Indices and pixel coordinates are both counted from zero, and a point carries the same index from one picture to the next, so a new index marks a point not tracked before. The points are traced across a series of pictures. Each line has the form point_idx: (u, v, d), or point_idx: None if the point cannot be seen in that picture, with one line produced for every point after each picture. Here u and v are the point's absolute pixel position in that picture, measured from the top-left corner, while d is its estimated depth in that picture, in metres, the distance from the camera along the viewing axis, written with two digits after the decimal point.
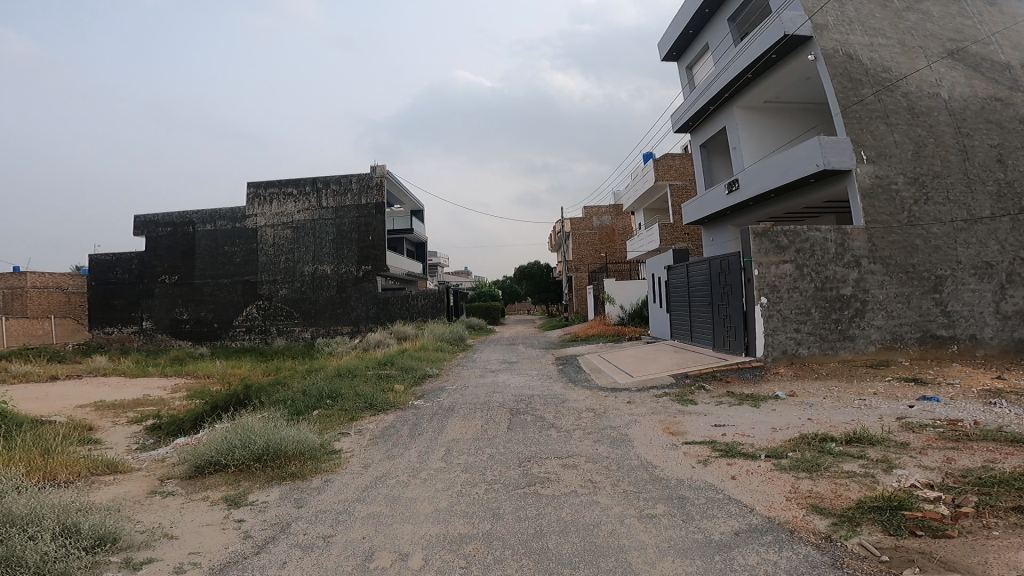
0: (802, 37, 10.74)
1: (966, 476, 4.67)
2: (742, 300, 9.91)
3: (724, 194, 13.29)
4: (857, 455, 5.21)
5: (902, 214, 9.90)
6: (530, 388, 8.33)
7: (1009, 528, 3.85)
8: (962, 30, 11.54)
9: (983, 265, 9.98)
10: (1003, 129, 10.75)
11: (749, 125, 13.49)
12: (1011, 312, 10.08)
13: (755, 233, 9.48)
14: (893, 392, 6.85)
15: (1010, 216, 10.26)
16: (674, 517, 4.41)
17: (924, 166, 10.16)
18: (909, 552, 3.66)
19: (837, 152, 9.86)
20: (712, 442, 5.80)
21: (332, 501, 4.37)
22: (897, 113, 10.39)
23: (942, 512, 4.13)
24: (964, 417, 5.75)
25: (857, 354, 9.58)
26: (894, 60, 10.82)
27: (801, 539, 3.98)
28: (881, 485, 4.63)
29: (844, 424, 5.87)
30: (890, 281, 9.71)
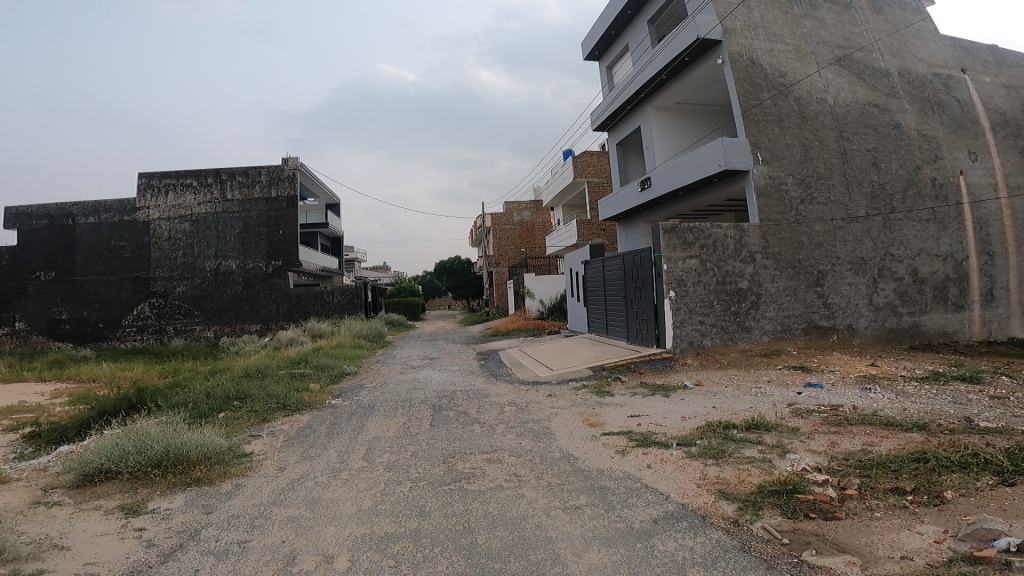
0: (712, 41, 11.30)
1: (848, 459, 5.16)
2: (653, 294, 10.34)
3: (636, 192, 13.90)
4: (756, 441, 5.56)
5: (790, 213, 10.87)
6: (453, 383, 8.19)
7: (889, 509, 4.34)
8: (849, 38, 12.61)
9: (858, 261, 11.20)
10: (879, 133, 12.07)
11: (661, 125, 14.28)
12: (882, 303, 11.35)
13: (664, 229, 9.97)
14: (785, 378, 7.48)
15: (881, 215, 11.59)
16: (596, 508, 4.60)
17: (809, 168, 11.19)
18: (806, 534, 4.05)
19: (737, 153, 10.58)
20: (628, 432, 5.96)
21: (245, 506, 4.04)
22: (788, 116, 11.35)
23: (831, 494, 4.58)
24: (845, 402, 6.25)
25: (753, 344, 10.40)
26: (789, 66, 11.69)
27: (713, 524, 4.30)
28: (777, 469, 5.04)
29: (745, 411, 6.24)
30: (780, 275, 10.64)
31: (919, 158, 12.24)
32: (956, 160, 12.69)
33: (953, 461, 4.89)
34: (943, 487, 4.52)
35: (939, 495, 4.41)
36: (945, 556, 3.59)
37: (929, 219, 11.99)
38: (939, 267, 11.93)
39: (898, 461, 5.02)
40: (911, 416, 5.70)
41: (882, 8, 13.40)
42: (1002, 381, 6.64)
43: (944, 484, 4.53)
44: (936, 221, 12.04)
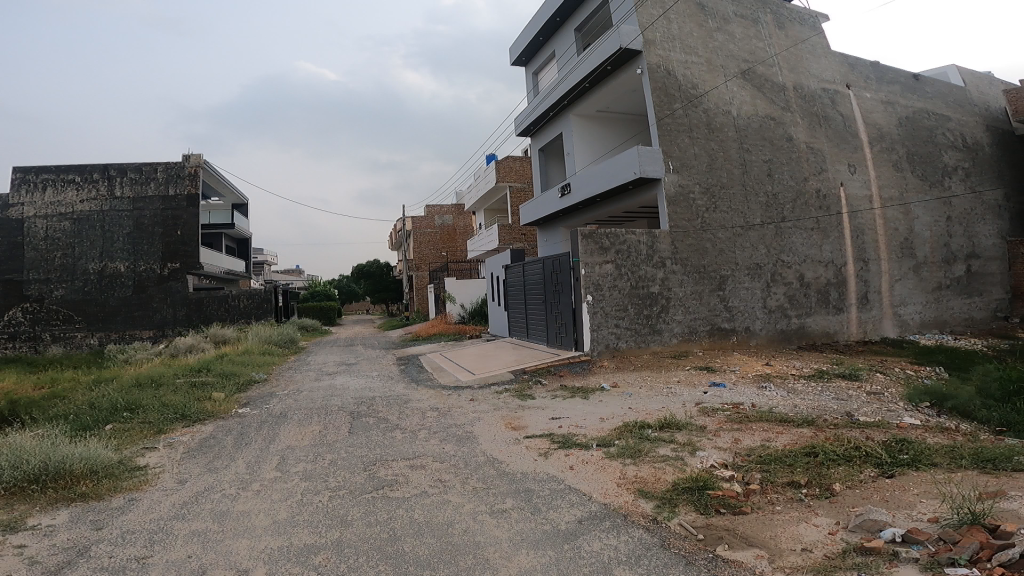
0: (632, 51, 11.57)
1: (750, 455, 5.41)
2: (573, 297, 10.62)
3: (557, 198, 14.16)
4: (669, 440, 5.77)
5: (696, 220, 11.49)
6: (372, 389, 7.82)
7: (787, 503, 4.65)
8: (755, 52, 13.13)
9: (754, 266, 12.09)
10: (774, 145, 12.80)
11: (583, 133, 14.37)
12: (775, 306, 12.34)
13: (583, 235, 10.24)
14: (692, 378, 7.89)
15: (774, 224, 12.48)
16: (523, 510, 4.56)
17: (713, 178, 11.83)
18: (718, 529, 4.28)
19: (651, 161, 11.02)
20: (550, 434, 6.00)
21: (142, 521, 3.59)
22: (697, 127, 11.88)
23: (736, 489, 4.86)
24: (745, 400, 6.70)
25: (663, 345, 10.92)
26: (701, 78, 12.16)
27: (634, 523, 4.44)
28: (689, 466, 5.24)
29: (657, 411, 6.52)
30: (687, 280, 11.27)
31: (807, 169, 13.15)
32: (837, 172, 13.68)
33: (840, 453, 5.29)
34: (833, 479, 4.89)
35: (830, 487, 4.77)
36: (840, 547, 3.91)
37: (814, 228, 13.05)
38: (822, 273, 13.04)
39: (792, 455, 5.36)
40: (801, 411, 6.12)
41: (784, 22, 13.92)
42: (877, 378, 7.45)
43: (835, 476, 4.91)
44: (820, 229, 13.13)
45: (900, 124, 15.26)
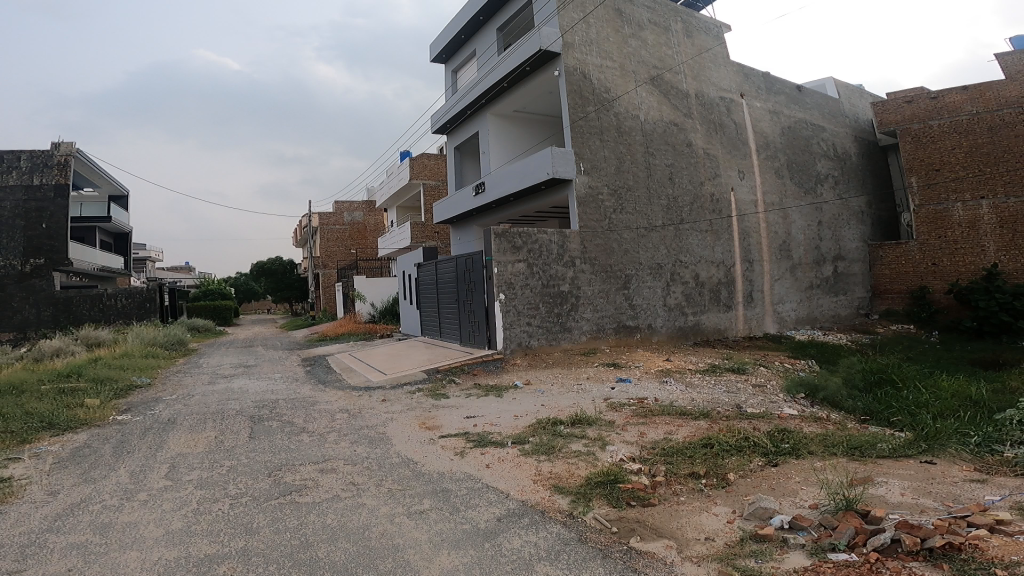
0: (552, 53, 11.75)
1: (655, 447, 5.61)
2: (484, 296, 10.65)
3: (471, 196, 14.14)
4: (580, 436, 5.90)
5: (604, 221, 11.87)
6: (273, 393, 7.32)
7: (691, 493, 4.86)
8: (664, 60, 13.82)
9: (655, 266, 12.74)
10: (676, 151, 13.57)
11: (498, 133, 14.43)
12: (673, 304, 13.09)
13: (496, 233, 10.34)
14: (601, 375, 8.14)
15: (674, 225, 13.25)
16: (441, 510, 4.43)
17: (621, 180, 12.30)
18: (630, 522, 4.42)
19: (563, 162, 11.26)
20: (465, 433, 5.97)
21: (10, 535, 3.25)
22: (608, 130, 12.25)
23: (644, 482, 5.04)
24: (648, 395, 7.02)
25: (574, 342, 11.21)
26: (613, 82, 12.59)
27: (551, 519, 4.47)
28: (600, 461, 5.37)
29: (569, 407, 6.65)
30: (595, 279, 11.63)
31: (703, 174, 14.10)
32: (728, 178, 14.75)
33: (732, 444, 5.50)
34: (728, 469, 5.11)
35: (725, 477, 5.01)
36: (738, 535, 4.17)
37: (707, 230, 14.05)
38: (714, 273, 14.14)
39: (691, 447, 5.55)
40: (698, 405, 6.51)
41: (692, 31, 14.77)
42: (760, 371, 8.17)
43: (729, 466, 5.14)
44: (713, 232, 14.16)
45: (782, 133, 16.55)
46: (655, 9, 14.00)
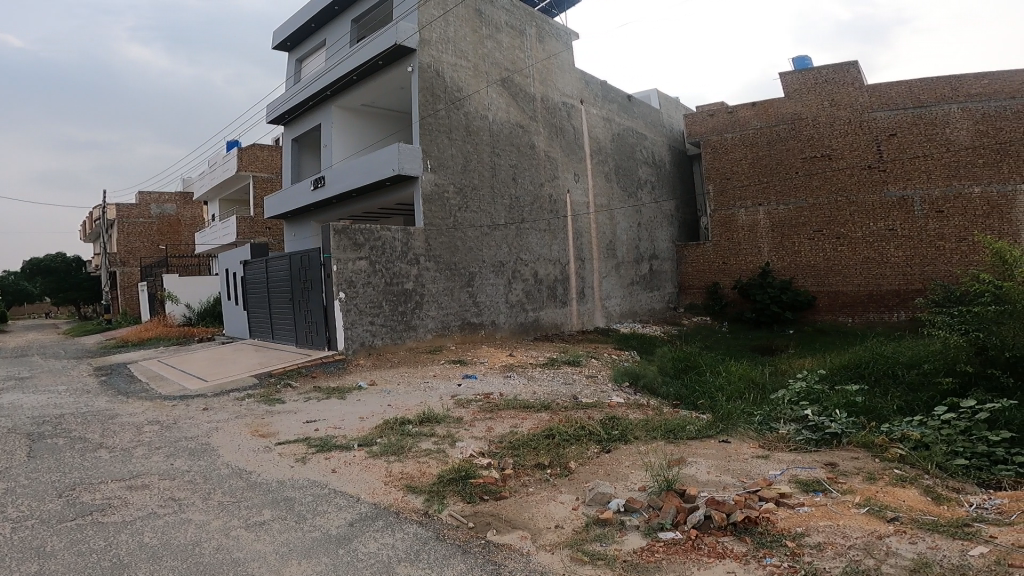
0: (407, 49, 11.43)
1: (502, 441, 5.75)
2: (323, 296, 10.08)
3: (309, 189, 13.20)
4: (430, 434, 5.99)
5: (449, 218, 11.70)
6: (56, 407, 6.72)
7: (538, 484, 5.03)
8: (515, 62, 13.84)
9: (498, 264, 12.79)
10: (519, 151, 13.62)
11: (341, 127, 13.80)
12: (515, 300, 13.27)
13: (335, 230, 9.73)
14: (447, 372, 8.10)
15: (515, 225, 13.32)
16: (285, 520, 4.07)
17: (467, 179, 12.18)
18: (484, 516, 4.44)
19: (410, 159, 10.95)
20: (306, 438, 6.02)
21: None
22: (456, 129, 12.06)
23: (495, 475, 5.11)
24: (493, 390, 7.13)
25: (418, 341, 10.96)
26: (466, 81, 12.48)
27: (407, 519, 4.31)
28: (451, 458, 5.44)
29: (414, 406, 6.63)
30: (439, 277, 11.45)
31: (543, 176, 14.27)
32: (565, 180, 15.08)
33: (571, 433, 5.74)
34: (569, 457, 5.35)
35: (567, 465, 5.24)
36: (583, 521, 4.42)
37: (545, 229, 14.27)
38: (551, 270, 14.45)
39: (535, 438, 5.74)
40: (539, 398, 6.75)
41: (544, 37, 14.97)
42: (591, 363, 8.82)
43: (570, 455, 5.37)
44: (550, 231, 14.41)
45: (612, 139, 17.32)
46: (512, 12, 14.02)
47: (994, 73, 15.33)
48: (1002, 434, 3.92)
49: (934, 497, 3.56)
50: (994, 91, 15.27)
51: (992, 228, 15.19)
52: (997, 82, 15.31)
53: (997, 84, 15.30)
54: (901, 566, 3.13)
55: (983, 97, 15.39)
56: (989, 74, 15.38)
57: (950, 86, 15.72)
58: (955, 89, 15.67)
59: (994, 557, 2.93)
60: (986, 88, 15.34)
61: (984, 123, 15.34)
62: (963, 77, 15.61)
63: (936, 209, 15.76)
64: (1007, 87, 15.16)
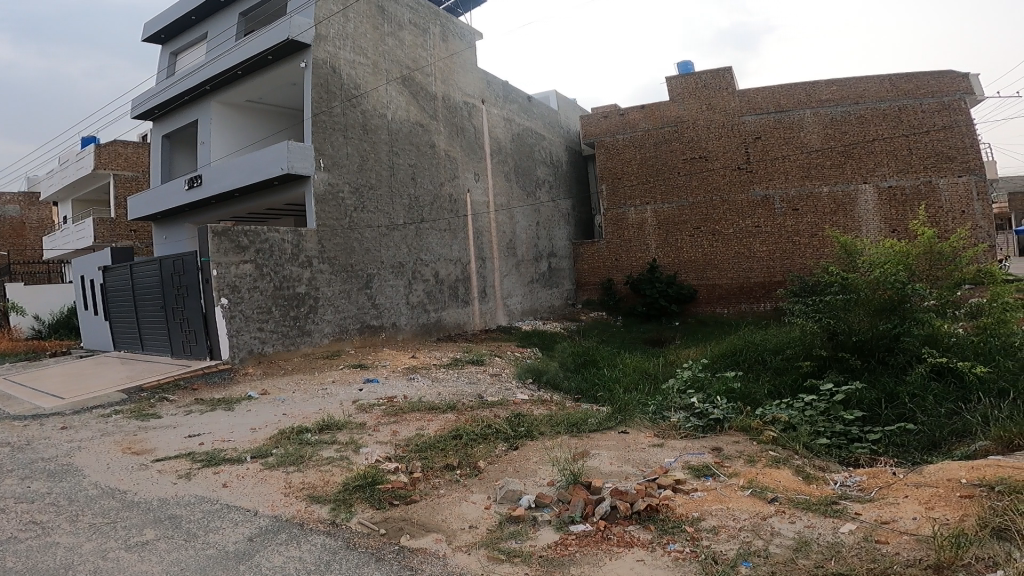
0: (301, 43, 10.75)
1: (408, 444, 5.84)
2: (202, 302, 9.19)
3: (183, 188, 12.09)
4: (331, 441, 5.98)
5: (344, 219, 11.04)
6: None
7: (447, 485, 5.10)
8: (416, 60, 13.41)
9: (397, 265, 12.23)
10: (419, 151, 13.12)
11: (222, 123, 12.70)
12: (416, 301, 12.76)
13: (215, 232, 8.90)
14: (346, 376, 8.02)
15: (414, 224, 12.82)
16: (172, 539, 4.00)
17: (364, 179, 11.53)
18: (396, 521, 4.42)
19: (301, 158, 10.28)
20: (190, 453, 5.70)
21: None
22: (352, 127, 11.39)
23: (403, 480, 5.10)
24: (397, 393, 7.19)
25: (314, 347, 10.30)
26: (364, 78, 11.86)
27: (312, 530, 4.23)
28: (356, 465, 5.40)
29: (314, 413, 6.62)
30: (335, 279, 10.80)
31: (442, 175, 13.82)
32: (465, 179, 14.74)
33: (478, 433, 5.91)
34: (478, 457, 5.50)
35: (476, 465, 5.38)
36: (495, 520, 4.54)
37: (445, 229, 13.83)
38: (451, 270, 14.00)
39: (441, 440, 5.85)
40: (444, 398, 6.84)
41: (447, 36, 14.67)
42: (494, 361, 8.99)
43: (478, 454, 5.53)
44: (450, 231, 14.00)
45: (513, 139, 17.27)
46: (416, 10, 13.66)
47: (842, 80, 16.98)
48: (854, 415, 4.64)
49: (806, 478, 4.14)
50: (841, 97, 16.93)
51: (840, 224, 16.90)
52: (844, 89, 16.97)
53: (843, 91, 16.97)
54: (786, 545, 3.63)
55: (832, 102, 17.03)
56: (838, 81, 16.99)
57: (806, 92, 17.23)
58: (810, 95, 17.21)
59: (861, 533, 3.52)
60: (835, 94, 16.96)
61: (832, 127, 17.00)
62: (817, 84, 17.17)
63: (793, 207, 17.28)
64: (852, 94, 16.89)
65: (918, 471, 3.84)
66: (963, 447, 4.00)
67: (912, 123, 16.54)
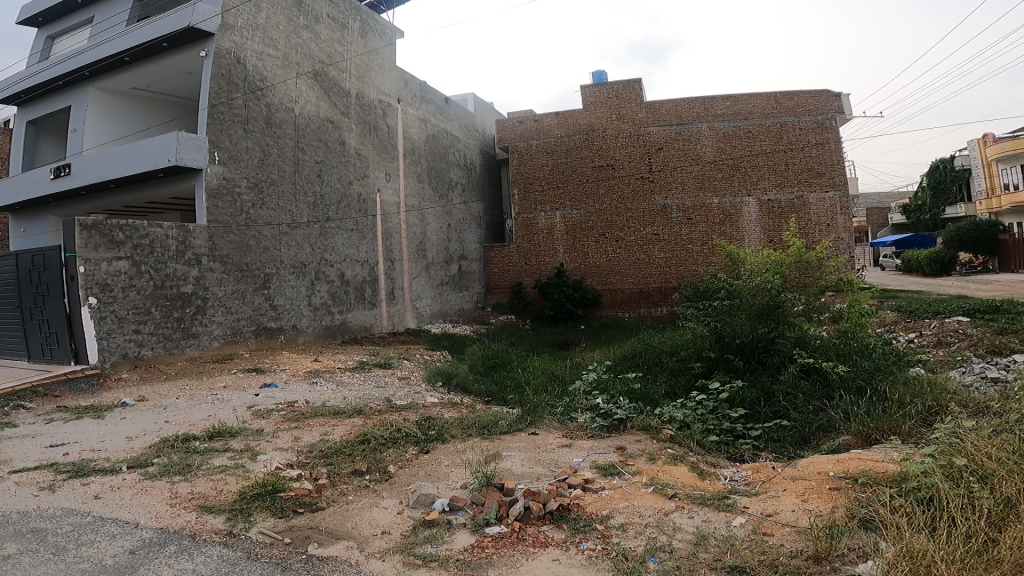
0: (203, 32, 10.05)
1: (312, 450, 5.69)
2: (65, 302, 8.22)
3: (47, 177, 11.20)
4: (224, 449, 5.65)
5: (239, 215, 10.29)
6: None
7: (356, 490, 4.99)
8: (332, 55, 12.86)
9: (299, 265, 11.48)
10: (328, 149, 12.39)
11: (99, 109, 11.86)
12: (319, 304, 12.01)
13: (82, 225, 8.03)
14: (241, 381, 7.69)
15: (319, 223, 12.08)
16: (41, 551, 3.77)
17: (264, 174, 10.81)
18: (302, 530, 4.26)
19: (191, 150, 9.52)
20: (53, 464, 5.13)
21: None
22: (254, 120, 10.70)
23: (307, 487, 4.93)
24: (298, 398, 7.02)
25: (202, 350, 9.53)
26: (271, 71, 11.20)
27: (206, 541, 4.01)
28: (253, 473, 5.13)
29: (202, 421, 6.29)
30: (227, 279, 10.02)
31: (352, 173, 13.14)
32: (376, 179, 14.10)
33: (387, 437, 5.91)
34: (388, 462, 5.46)
35: (386, 470, 5.34)
36: (409, 524, 4.49)
37: (352, 229, 13.12)
38: (358, 271, 13.28)
39: (348, 445, 5.77)
40: (351, 403, 6.78)
41: (366, 32, 14.21)
42: (403, 364, 9.12)
43: (388, 459, 5.51)
44: (358, 231, 13.30)
45: (427, 141, 16.79)
46: (335, 4, 13.13)
47: (736, 96, 17.99)
48: (739, 412, 5.29)
49: (700, 473, 4.59)
50: (733, 112, 17.95)
51: (726, 233, 18.00)
52: (737, 105, 17.99)
53: (735, 106, 17.99)
54: (687, 539, 3.97)
55: (725, 117, 18.02)
56: (732, 97, 18.00)
57: (703, 106, 18.13)
58: (707, 109, 18.13)
59: (750, 525, 3.96)
60: (728, 109, 17.96)
61: (724, 140, 18.03)
62: (713, 99, 18.10)
63: (688, 216, 18.23)
64: (742, 110, 17.92)
65: (792, 465, 4.41)
66: (828, 441, 4.73)
67: (789, 139, 17.76)
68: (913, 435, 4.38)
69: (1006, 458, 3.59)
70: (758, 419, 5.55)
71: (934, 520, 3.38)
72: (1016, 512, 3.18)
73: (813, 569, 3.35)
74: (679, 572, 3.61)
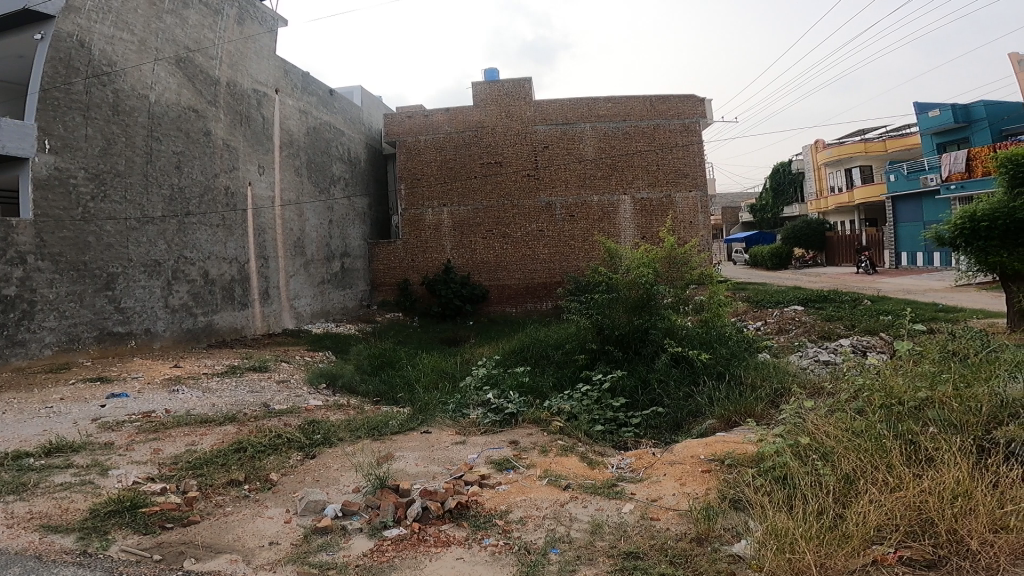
0: (39, 14, 8.60)
1: (177, 462, 5.16)
2: None
3: None
4: (65, 466, 4.91)
5: (75, 209, 8.97)
6: None
7: (234, 502, 4.62)
8: (199, 41, 11.45)
9: (151, 263, 10.20)
10: (188, 139, 11.08)
11: None
12: (177, 305, 10.78)
13: None
14: (81, 393, 6.81)
15: (176, 218, 10.78)
16: None
17: (107, 165, 9.46)
18: (174, 545, 3.88)
19: (12, 137, 8.09)
20: None
21: None
22: (96, 106, 9.31)
23: (175, 500, 4.47)
24: (155, 408, 6.45)
25: (31, 360, 8.33)
26: (123, 55, 9.80)
27: (56, 562, 3.56)
28: (105, 490, 4.53)
29: (34, 437, 5.46)
30: (60, 279, 8.72)
31: (217, 165, 11.82)
32: (247, 172, 12.79)
33: (265, 444, 5.57)
34: (269, 470, 5.15)
35: (268, 478, 5.02)
36: (299, 533, 4.20)
37: (218, 224, 11.84)
38: (226, 270, 12.02)
39: (221, 455, 5.33)
40: (220, 411, 6.40)
41: (244, 18, 12.84)
42: (280, 366, 8.65)
43: (269, 466, 5.20)
44: (224, 227, 12.01)
45: (308, 133, 15.46)
46: None
47: (616, 99, 18.67)
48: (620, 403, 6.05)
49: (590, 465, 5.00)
50: (614, 114, 18.60)
51: (604, 229, 18.75)
52: (617, 107, 18.67)
53: (615, 108, 18.66)
54: (583, 529, 4.14)
55: (607, 118, 18.64)
56: (613, 99, 18.66)
57: (587, 106, 18.63)
58: (590, 109, 18.65)
59: (639, 511, 4.32)
60: (609, 111, 18.60)
61: (605, 141, 18.70)
62: (596, 100, 18.65)
63: (570, 213, 18.77)
64: (621, 112, 18.63)
65: (670, 452, 5.07)
66: (696, 425, 5.51)
67: (660, 140, 18.70)
68: (764, 416, 5.27)
69: (841, 436, 4.24)
70: (636, 407, 6.37)
71: (790, 498, 3.95)
72: (854, 488, 3.81)
73: (697, 550, 3.71)
74: (580, 561, 3.72)
